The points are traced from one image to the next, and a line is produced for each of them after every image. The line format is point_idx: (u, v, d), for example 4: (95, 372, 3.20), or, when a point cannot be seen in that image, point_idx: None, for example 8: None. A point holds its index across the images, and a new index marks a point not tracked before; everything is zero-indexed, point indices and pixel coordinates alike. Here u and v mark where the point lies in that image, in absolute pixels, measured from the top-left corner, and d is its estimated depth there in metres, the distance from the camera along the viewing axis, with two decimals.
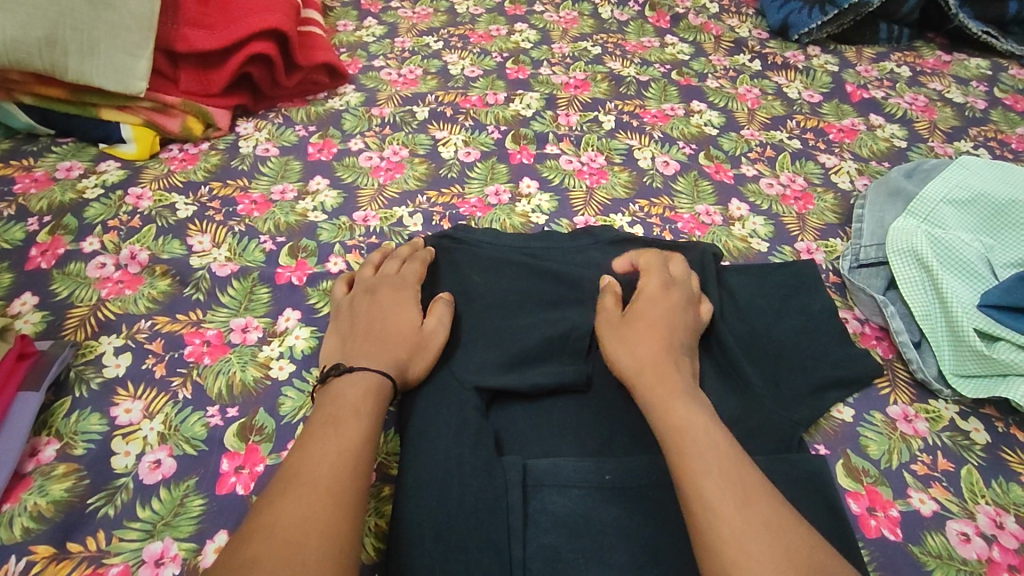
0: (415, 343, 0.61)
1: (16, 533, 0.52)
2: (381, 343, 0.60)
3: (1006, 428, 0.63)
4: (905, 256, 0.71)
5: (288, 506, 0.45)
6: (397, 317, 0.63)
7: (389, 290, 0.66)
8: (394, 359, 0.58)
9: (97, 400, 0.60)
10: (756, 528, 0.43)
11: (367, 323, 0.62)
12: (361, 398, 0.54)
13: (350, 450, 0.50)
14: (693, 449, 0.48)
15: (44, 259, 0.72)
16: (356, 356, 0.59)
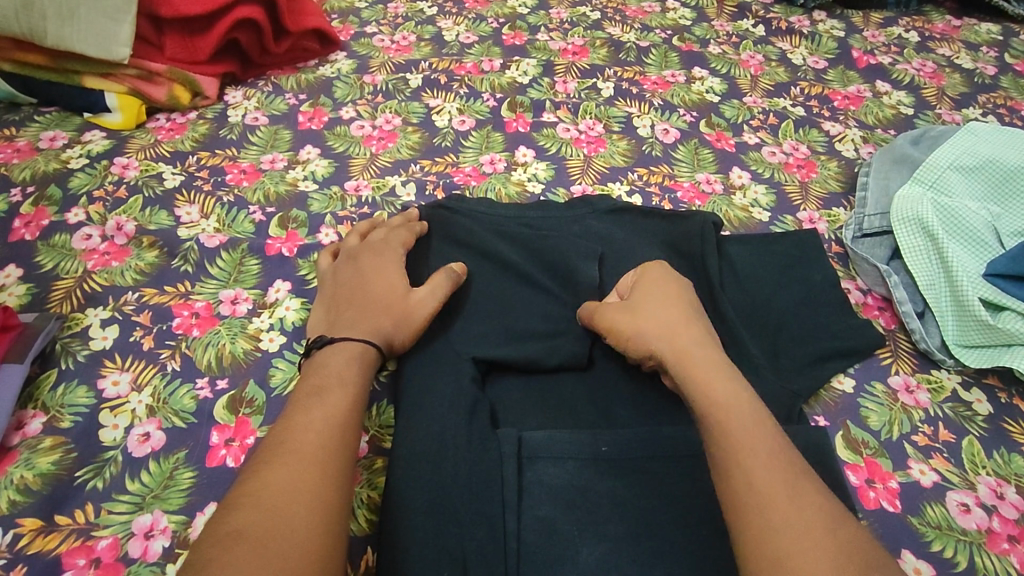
0: (400, 310, 0.59)
1: (2, 505, 0.51)
2: (365, 311, 0.59)
3: (1009, 399, 0.62)
4: (910, 224, 0.70)
5: (273, 475, 0.44)
6: (381, 283, 0.61)
7: (372, 256, 0.65)
8: (377, 327, 0.57)
9: (83, 372, 0.59)
10: (804, 490, 0.43)
11: (350, 291, 0.61)
12: (342, 365, 0.54)
13: (339, 418, 0.49)
14: (747, 407, 0.47)
15: (28, 230, 0.70)
16: (339, 327, 0.58)
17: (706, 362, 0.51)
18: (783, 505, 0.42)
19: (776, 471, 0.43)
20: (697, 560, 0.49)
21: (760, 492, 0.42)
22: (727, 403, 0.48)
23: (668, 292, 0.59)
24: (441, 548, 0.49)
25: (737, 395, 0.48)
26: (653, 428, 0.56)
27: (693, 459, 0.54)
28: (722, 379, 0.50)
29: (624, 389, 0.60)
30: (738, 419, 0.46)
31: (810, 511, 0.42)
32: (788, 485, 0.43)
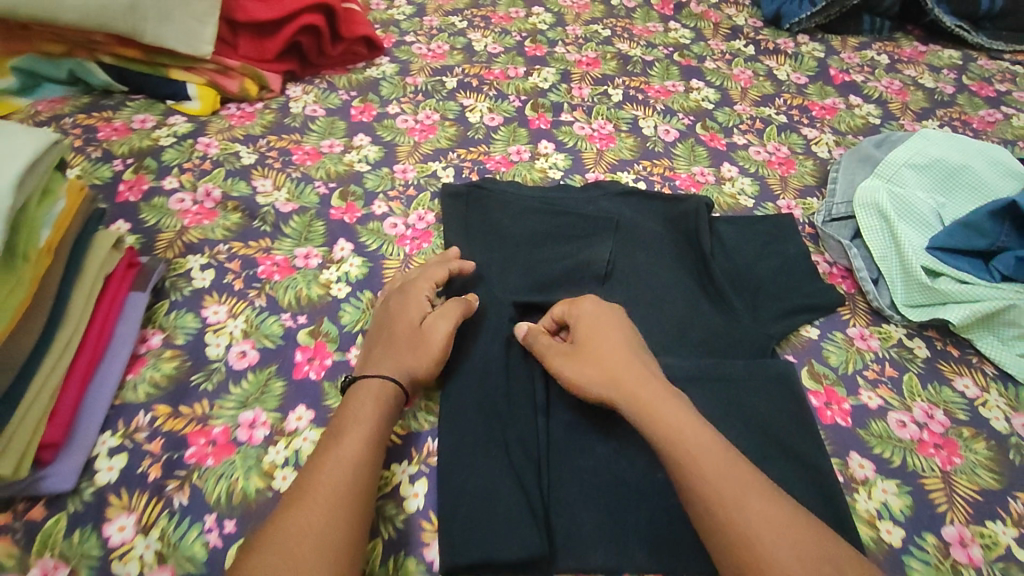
0: (420, 340, 0.65)
1: (140, 395, 0.64)
2: (390, 347, 0.65)
3: (944, 346, 0.76)
4: (868, 209, 0.84)
5: (289, 518, 0.49)
6: (404, 320, 0.67)
7: (396, 298, 0.70)
8: (400, 363, 0.63)
9: (190, 303, 0.72)
10: (768, 505, 0.49)
11: (378, 333, 0.67)
12: (359, 402, 0.59)
13: (354, 457, 0.54)
14: (697, 423, 0.54)
15: (132, 193, 0.84)
16: (366, 364, 0.64)
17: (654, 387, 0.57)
18: (745, 511, 0.49)
19: (737, 487, 0.50)
20: None
21: (726, 506, 0.49)
22: (683, 428, 0.54)
23: (607, 317, 0.64)
24: (492, 437, 0.62)
25: (689, 418, 0.55)
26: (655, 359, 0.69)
27: (688, 383, 0.68)
28: (677, 411, 0.55)
29: None
30: (695, 436, 0.53)
31: (772, 518, 0.48)
32: (749, 494, 0.50)
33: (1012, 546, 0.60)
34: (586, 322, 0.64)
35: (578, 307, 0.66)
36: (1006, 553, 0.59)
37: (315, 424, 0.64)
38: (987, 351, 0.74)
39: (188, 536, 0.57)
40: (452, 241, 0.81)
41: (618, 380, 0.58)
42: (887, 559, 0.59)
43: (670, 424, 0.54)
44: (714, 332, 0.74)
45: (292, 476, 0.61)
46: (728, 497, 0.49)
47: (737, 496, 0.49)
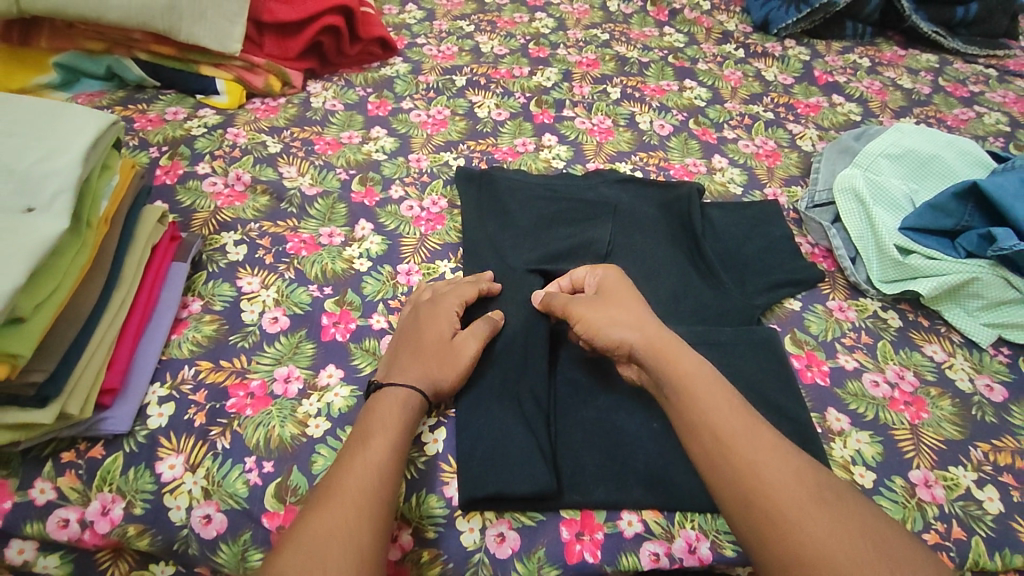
0: (447, 356, 0.67)
1: (185, 352, 0.71)
2: (417, 355, 0.67)
3: (915, 317, 0.83)
4: (847, 194, 0.91)
5: (316, 518, 0.52)
6: (433, 330, 0.69)
7: (428, 305, 0.72)
8: (427, 372, 0.65)
9: (225, 274, 0.79)
10: (777, 456, 0.54)
11: (407, 337, 0.70)
12: (386, 409, 0.62)
13: (379, 461, 0.57)
14: (710, 384, 0.60)
15: (168, 177, 0.91)
16: (394, 369, 0.66)
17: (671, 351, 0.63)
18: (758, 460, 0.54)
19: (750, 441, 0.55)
20: None
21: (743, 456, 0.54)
22: (698, 390, 0.59)
23: (629, 283, 0.72)
24: (505, 393, 0.69)
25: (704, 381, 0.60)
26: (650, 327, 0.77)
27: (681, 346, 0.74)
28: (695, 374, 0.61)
29: None
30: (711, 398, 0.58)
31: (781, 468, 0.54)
32: (760, 445, 0.55)
33: (971, 488, 0.66)
34: (607, 286, 0.71)
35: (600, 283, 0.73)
36: (966, 493, 0.66)
37: (345, 381, 0.71)
38: (955, 321, 0.81)
39: (231, 475, 0.63)
40: (465, 222, 0.88)
41: (646, 342, 0.64)
42: None
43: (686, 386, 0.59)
44: (705, 303, 0.81)
45: (324, 424, 0.67)
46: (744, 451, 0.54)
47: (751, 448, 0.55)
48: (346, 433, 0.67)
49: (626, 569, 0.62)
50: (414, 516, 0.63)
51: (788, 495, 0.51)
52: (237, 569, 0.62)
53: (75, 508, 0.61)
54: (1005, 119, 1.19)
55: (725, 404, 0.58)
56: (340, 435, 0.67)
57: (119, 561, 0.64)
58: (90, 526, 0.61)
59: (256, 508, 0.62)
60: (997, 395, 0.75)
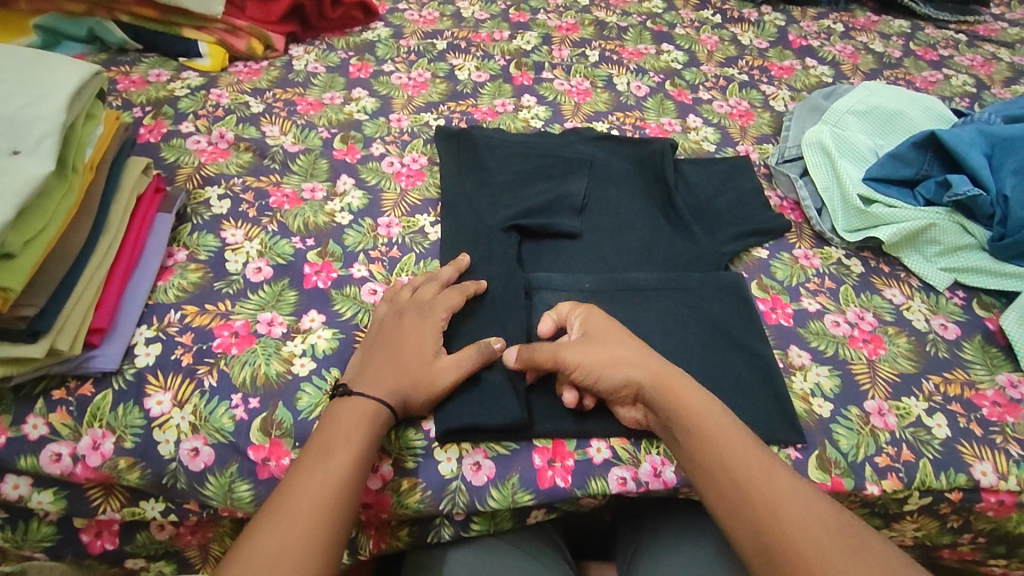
0: (423, 374, 0.65)
1: (171, 296, 0.73)
2: (391, 366, 0.65)
3: (876, 264, 0.86)
4: (814, 148, 0.94)
5: (268, 538, 0.52)
6: (413, 344, 0.67)
7: (415, 314, 0.70)
8: (398, 388, 0.64)
9: (210, 226, 0.81)
10: (798, 493, 0.57)
11: (385, 344, 0.67)
12: (351, 421, 0.60)
13: (335, 482, 0.56)
14: (724, 424, 0.61)
15: (152, 135, 0.92)
16: (365, 379, 0.64)
17: (683, 390, 0.62)
18: (787, 504, 0.56)
19: (776, 485, 0.57)
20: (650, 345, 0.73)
21: (777, 507, 0.55)
22: (716, 436, 0.60)
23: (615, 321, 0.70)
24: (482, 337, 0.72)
25: (720, 423, 0.61)
26: (622, 274, 0.80)
27: (653, 291, 0.78)
28: (707, 414, 0.61)
29: (602, 252, 0.84)
30: (729, 443, 0.59)
31: (804, 506, 0.56)
32: (786, 486, 0.57)
33: (921, 416, 0.71)
34: (591, 326, 0.68)
35: (587, 318, 0.69)
36: (916, 420, 0.70)
37: (327, 324, 0.74)
38: (914, 267, 0.85)
39: (218, 411, 0.65)
40: (443, 177, 0.90)
41: (660, 384, 0.63)
42: (816, 426, 0.70)
43: (707, 432, 0.60)
44: (676, 251, 0.84)
45: (309, 363, 0.70)
46: (775, 498, 0.56)
47: (779, 493, 0.56)
48: (331, 372, 0.70)
49: (595, 493, 0.66)
50: (394, 449, 0.66)
51: (821, 536, 0.54)
52: (225, 501, 0.64)
53: (66, 443, 0.63)
54: (972, 81, 1.23)
55: (738, 444, 0.59)
56: (324, 374, 0.69)
57: (110, 497, 0.66)
58: (82, 460, 0.63)
59: (242, 441, 0.65)
60: (950, 333, 0.79)
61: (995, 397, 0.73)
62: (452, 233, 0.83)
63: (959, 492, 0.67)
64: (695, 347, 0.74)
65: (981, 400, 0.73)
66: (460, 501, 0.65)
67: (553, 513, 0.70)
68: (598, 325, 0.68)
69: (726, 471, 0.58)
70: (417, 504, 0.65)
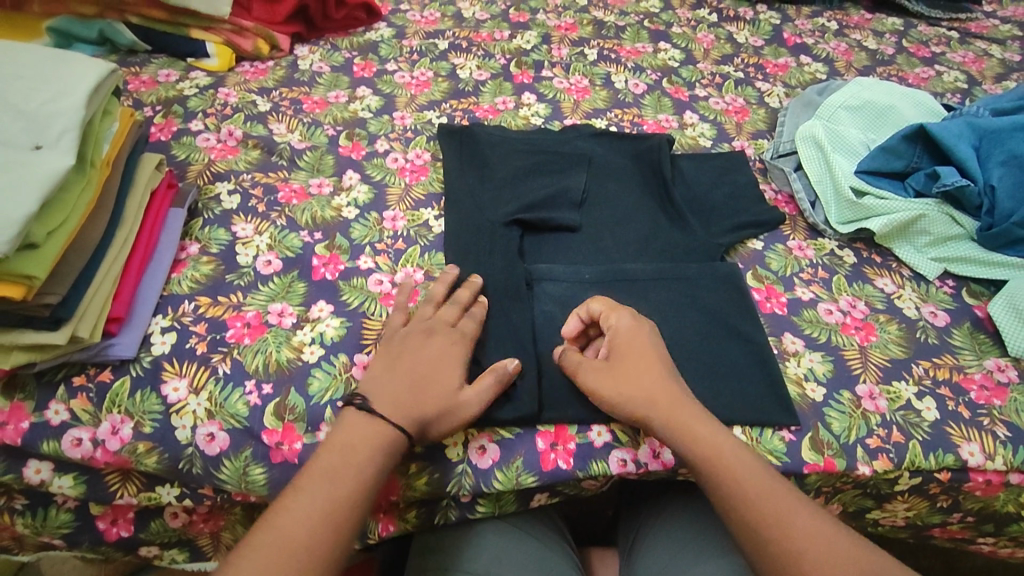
0: (448, 405, 0.65)
1: (185, 288, 0.75)
2: (418, 391, 0.65)
3: (868, 254, 0.89)
4: (808, 143, 0.96)
5: (260, 553, 0.54)
6: (440, 371, 0.66)
7: (443, 338, 0.69)
8: (422, 415, 0.64)
9: (221, 220, 0.83)
10: (814, 525, 0.59)
11: (412, 365, 0.66)
12: (361, 446, 0.61)
13: (341, 503, 0.57)
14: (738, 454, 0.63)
15: (163, 134, 0.95)
16: (389, 399, 0.64)
17: (696, 418, 0.64)
18: (804, 537, 0.58)
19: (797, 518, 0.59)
20: None
21: (795, 541, 0.58)
22: (730, 467, 0.62)
23: (643, 335, 0.69)
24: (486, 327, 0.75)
25: (735, 453, 0.62)
26: (621, 265, 0.82)
27: (651, 282, 0.80)
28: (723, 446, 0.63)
29: (602, 244, 0.86)
30: (745, 475, 0.61)
31: (819, 538, 0.58)
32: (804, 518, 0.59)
33: (911, 399, 0.73)
34: (617, 341, 0.69)
35: (620, 319, 0.70)
36: (907, 403, 0.73)
37: (335, 314, 0.76)
38: (905, 257, 0.87)
39: (232, 397, 0.68)
40: (446, 172, 0.93)
41: (670, 412, 0.64)
42: (809, 410, 0.72)
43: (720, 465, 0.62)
44: (674, 242, 0.86)
45: (319, 351, 0.72)
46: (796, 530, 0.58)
47: (797, 524, 0.59)
48: (340, 359, 0.72)
49: (597, 474, 0.69)
50: None
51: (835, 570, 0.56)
52: (239, 484, 0.66)
53: (86, 428, 0.66)
54: (963, 77, 1.25)
55: (755, 475, 0.61)
56: (333, 361, 0.72)
57: (128, 483, 0.68)
58: (101, 445, 0.65)
59: (256, 426, 0.67)
60: (940, 320, 0.82)
61: (983, 381, 0.76)
62: (456, 225, 0.85)
63: (948, 472, 0.70)
64: (692, 334, 0.76)
65: (970, 384, 0.75)
66: (466, 483, 0.68)
67: (556, 497, 0.72)
68: (621, 339, 0.69)
69: (744, 504, 0.60)
70: (425, 486, 0.68)
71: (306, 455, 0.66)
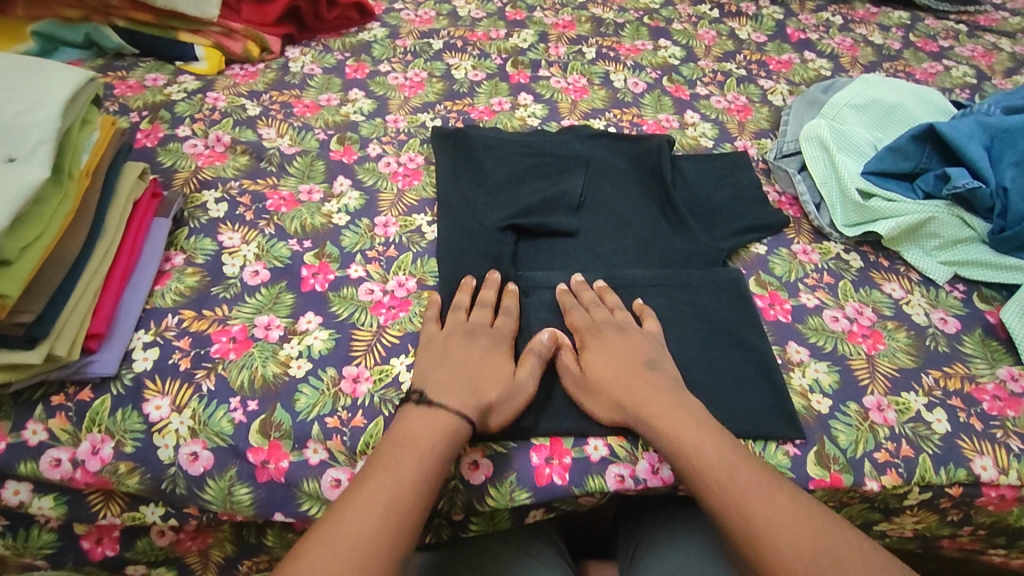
0: (507, 389, 0.66)
1: (170, 300, 0.73)
2: (473, 379, 0.66)
3: (875, 258, 0.86)
4: (813, 142, 0.93)
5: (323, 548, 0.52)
6: (490, 363, 0.68)
7: (486, 334, 0.70)
8: (482, 402, 0.64)
9: (207, 230, 0.81)
10: (791, 513, 0.57)
11: (461, 360, 0.67)
12: (429, 435, 0.61)
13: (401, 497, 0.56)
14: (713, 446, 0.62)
15: (150, 140, 0.93)
16: (447, 390, 0.64)
17: (672, 415, 0.64)
18: (773, 524, 0.57)
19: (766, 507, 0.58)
20: None
21: (760, 528, 0.57)
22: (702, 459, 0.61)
23: (623, 338, 0.71)
24: None
25: (710, 444, 0.62)
26: (619, 272, 0.80)
27: (650, 290, 0.78)
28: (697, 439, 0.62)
29: (600, 250, 0.84)
30: (717, 466, 0.60)
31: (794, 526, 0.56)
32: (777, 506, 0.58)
33: (921, 411, 0.70)
34: (600, 347, 0.70)
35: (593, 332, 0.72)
36: (916, 416, 0.70)
37: (324, 325, 0.74)
38: (913, 261, 0.84)
39: (216, 415, 0.66)
40: (439, 176, 0.90)
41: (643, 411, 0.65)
42: (814, 423, 0.69)
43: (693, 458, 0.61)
44: (674, 248, 0.84)
45: (306, 364, 0.70)
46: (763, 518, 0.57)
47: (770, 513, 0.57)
48: (328, 372, 0.70)
49: (593, 491, 0.66)
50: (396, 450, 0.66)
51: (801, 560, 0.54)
52: (224, 504, 0.64)
53: (66, 448, 0.64)
54: (973, 72, 1.22)
55: (727, 465, 0.60)
56: (321, 375, 0.69)
57: (111, 503, 0.67)
58: (82, 465, 0.63)
59: (241, 444, 0.65)
60: (950, 327, 0.79)
61: (995, 391, 0.73)
62: (449, 232, 0.83)
63: (959, 487, 0.67)
64: (692, 345, 0.74)
65: (982, 394, 0.72)
66: (457, 501, 0.66)
67: (551, 513, 0.70)
68: (603, 345, 0.70)
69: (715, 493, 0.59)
70: None
71: (292, 474, 0.64)
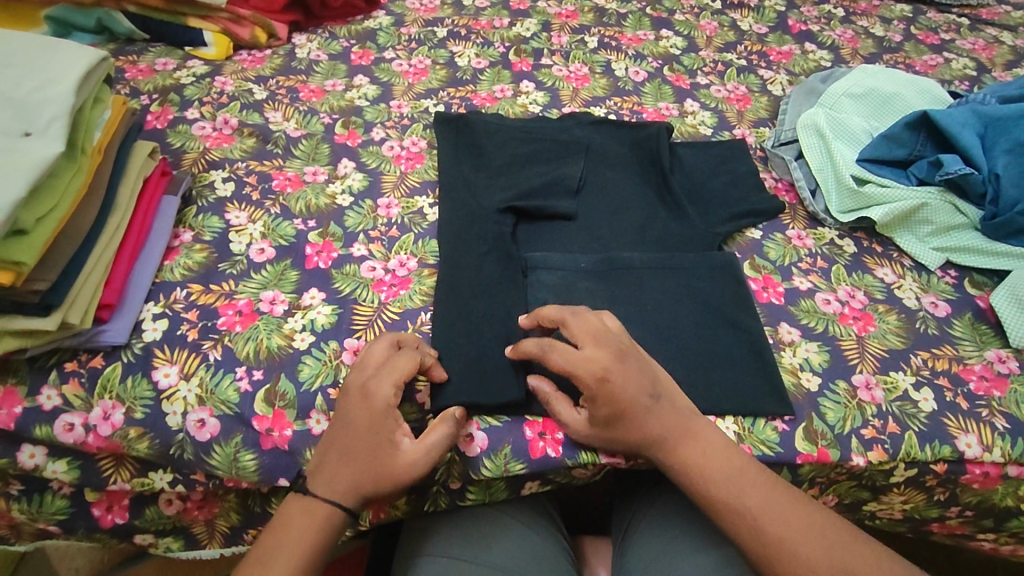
0: (380, 476, 0.61)
1: (178, 275, 0.76)
2: (347, 462, 0.62)
3: (869, 244, 0.87)
4: (809, 130, 0.95)
5: None
6: (366, 444, 0.62)
7: (369, 403, 0.63)
8: (356, 488, 0.61)
9: (214, 208, 0.83)
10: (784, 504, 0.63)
11: (344, 433, 0.62)
12: (303, 527, 0.61)
13: None
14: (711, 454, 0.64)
15: (159, 122, 0.95)
16: (326, 474, 0.62)
17: (679, 435, 0.64)
18: (775, 521, 0.62)
19: (766, 502, 0.62)
20: (644, 321, 0.75)
21: (765, 523, 0.62)
22: (706, 469, 0.64)
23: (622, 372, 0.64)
24: (477, 315, 0.74)
25: (710, 454, 0.64)
26: (615, 253, 0.81)
27: (646, 270, 0.79)
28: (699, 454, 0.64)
29: (597, 232, 0.85)
30: (719, 474, 0.63)
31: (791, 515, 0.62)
32: (775, 498, 0.63)
33: (908, 390, 0.72)
34: (607, 389, 0.63)
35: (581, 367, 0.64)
36: (903, 394, 0.72)
37: (327, 301, 0.76)
38: (906, 246, 0.86)
39: (223, 384, 0.68)
40: (441, 160, 0.92)
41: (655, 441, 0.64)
42: (804, 400, 0.71)
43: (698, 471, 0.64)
44: (670, 231, 0.85)
45: (309, 337, 0.72)
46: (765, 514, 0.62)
47: (770, 506, 0.62)
48: (330, 345, 0.72)
49: (586, 463, 0.68)
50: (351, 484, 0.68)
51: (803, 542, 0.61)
52: (229, 471, 0.66)
53: (79, 413, 0.66)
54: (973, 64, 1.23)
55: (727, 468, 0.64)
56: (323, 347, 0.72)
57: (121, 469, 0.69)
58: (93, 429, 0.66)
59: (247, 412, 0.67)
60: (941, 310, 0.80)
61: (983, 371, 0.74)
62: (450, 213, 0.84)
63: (944, 464, 0.69)
64: (686, 323, 0.75)
65: (969, 374, 0.74)
66: (454, 470, 0.68)
67: (546, 484, 0.72)
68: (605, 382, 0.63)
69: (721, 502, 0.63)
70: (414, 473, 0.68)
71: (296, 442, 0.66)
